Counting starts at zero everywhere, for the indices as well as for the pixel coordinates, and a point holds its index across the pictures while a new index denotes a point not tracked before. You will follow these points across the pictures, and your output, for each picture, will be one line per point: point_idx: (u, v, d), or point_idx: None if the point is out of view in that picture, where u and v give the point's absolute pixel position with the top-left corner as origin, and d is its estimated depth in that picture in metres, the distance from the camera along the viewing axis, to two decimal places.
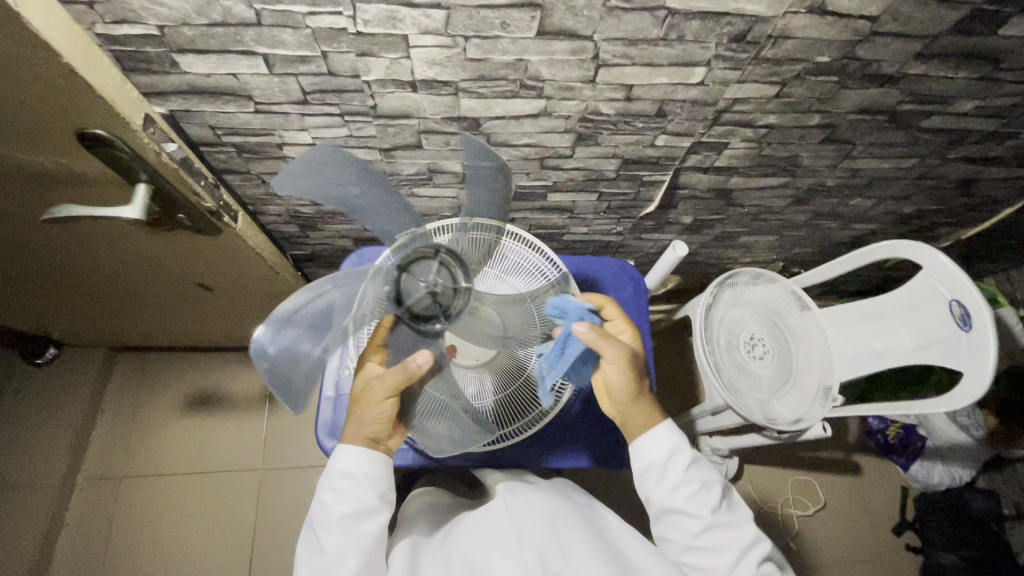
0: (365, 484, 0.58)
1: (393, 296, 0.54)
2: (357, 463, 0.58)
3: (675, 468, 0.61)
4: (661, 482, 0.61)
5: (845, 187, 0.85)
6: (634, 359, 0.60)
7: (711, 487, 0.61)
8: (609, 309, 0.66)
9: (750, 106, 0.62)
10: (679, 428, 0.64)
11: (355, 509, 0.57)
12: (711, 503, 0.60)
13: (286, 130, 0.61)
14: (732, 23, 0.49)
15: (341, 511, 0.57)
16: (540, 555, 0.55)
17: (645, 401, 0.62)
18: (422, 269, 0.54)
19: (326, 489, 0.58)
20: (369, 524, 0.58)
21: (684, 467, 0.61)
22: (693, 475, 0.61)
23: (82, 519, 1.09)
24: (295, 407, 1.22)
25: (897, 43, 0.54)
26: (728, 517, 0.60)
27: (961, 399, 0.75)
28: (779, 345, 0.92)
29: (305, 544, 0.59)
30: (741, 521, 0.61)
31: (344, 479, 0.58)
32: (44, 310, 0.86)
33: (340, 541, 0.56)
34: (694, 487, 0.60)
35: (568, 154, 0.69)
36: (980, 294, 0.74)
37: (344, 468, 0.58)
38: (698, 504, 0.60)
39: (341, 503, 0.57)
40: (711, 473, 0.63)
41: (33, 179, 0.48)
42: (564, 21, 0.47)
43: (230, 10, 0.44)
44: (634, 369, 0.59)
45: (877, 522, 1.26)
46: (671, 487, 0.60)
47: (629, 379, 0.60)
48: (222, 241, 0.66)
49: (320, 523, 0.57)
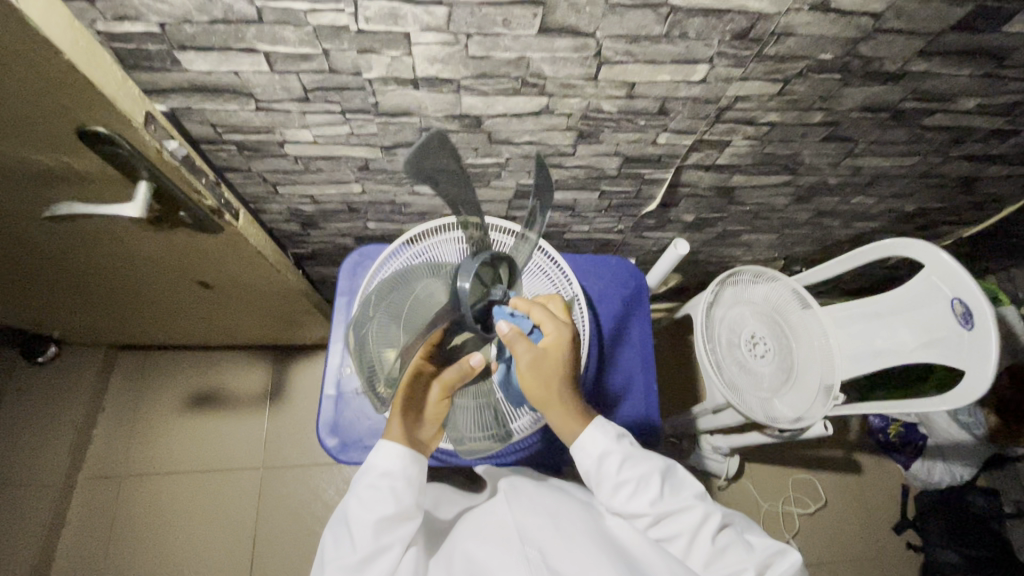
0: (405, 486, 0.59)
1: (459, 298, 0.51)
2: (401, 464, 0.58)
3: (607, 470, 0.59)
4: (601, 488, 0.60)
5: (847, 185, 0.85)
6: (535, 368, 0.55)
7: (648, 479, 0.59)
8: (534, 312, 0.57)
9: (751, 105, 0.62)
10: (606, 427, 0.60)
11: (394, 511, 0.57)
12: (650, 497, 0.58)
13: (288, 128, 0.61)
14: (734, 20, 0.49)
15: (381, 513, 0.56)
16: (543, 553, 0.57)
17: (556, 406, 0.58)
18: (489, 280, 0.54)
19: (366, 487, 0.58)
20: (404, 526, 0.58)
21: (616, 467, 0.59)
22: (627, 473, 0.59)
23: (85, 518, 1.09)
24: (297, 406, 1.22)
25: (900, 40, 0.54)
26: (673, 502, 0.58)
27: (962, 398, 0.75)
28: (779, 343, 0.93)
29: (333, 536, 0.58)
30: (689, 502, 0.58)
31: (385, 479, 0.58)
32: (46, 308, 0.86)
33: (375, 542, 0.56)
34: (631, 485, 0.58)
35: (570, 153, 0.69)
36: (981, 292, 0.74)
37: (387, 468, 0.58)
38: (639, 501, 0.58)
39: (380, 503, 0.57)
40: (648, 461, 0.60)
41: (35, 177, 0.48)
42: (565, 18, 0.47)
43: (231, 7, 0.44)
44: (535, 378, 0.55)
45: (879, 521, 1.26)
46: (609, 491, 0.59)
47: (538, 387, 0.56)
48: (224, 240, 0.66)
49: (355, 520, 0.56)
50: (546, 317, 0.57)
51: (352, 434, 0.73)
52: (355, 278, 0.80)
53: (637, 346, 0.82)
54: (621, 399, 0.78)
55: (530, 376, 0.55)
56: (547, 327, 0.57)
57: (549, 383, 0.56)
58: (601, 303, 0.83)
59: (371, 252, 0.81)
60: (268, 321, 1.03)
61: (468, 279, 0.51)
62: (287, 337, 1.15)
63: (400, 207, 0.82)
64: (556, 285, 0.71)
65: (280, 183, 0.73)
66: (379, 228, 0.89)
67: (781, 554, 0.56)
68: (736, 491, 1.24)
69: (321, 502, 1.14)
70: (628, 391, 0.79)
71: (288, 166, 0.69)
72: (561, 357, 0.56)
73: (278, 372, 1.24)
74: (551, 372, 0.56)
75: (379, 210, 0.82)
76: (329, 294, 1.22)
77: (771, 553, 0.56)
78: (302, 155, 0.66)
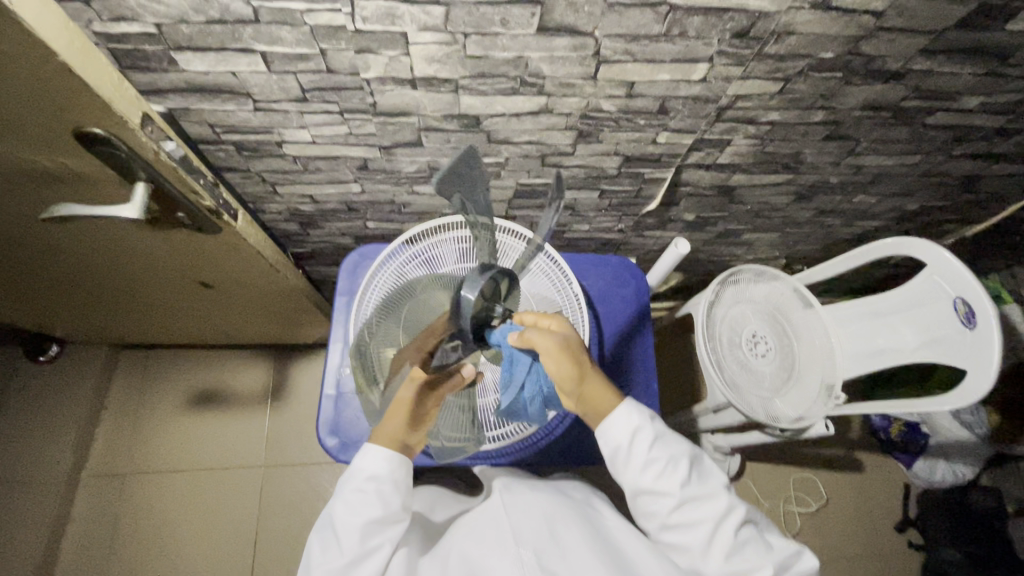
0: (392, 489, 0.59)
1: (462, 308, 0.50)
2: (388, 468, 0.59)
3: (638, 449, 0.58)
4: (629, 466, 0.59)
5: (849, 184, 0.85)
6: (561, 352, 0.55)
7: (678, 462, 0.58)
8: (526, 317, 0.57)
9: (751, 104, 0.61)
10: (638, 406, 0.60)
11: (381, 514, 0.57)
12: (679, 479, 0.57)
13: (286, 128, 0.61)
14: (734, 19, 0.48)
15: (368, 517, 0.56)
16: (538, 554, 0.55)
17: (590, 382, 0.58)
18: (494, 293, 0.53)
19: (352, 491, 0.58)
20: (391, 528, 0.58)
21: (648, 446, 0.58)
22: (658, 452, 0.58)
23: (86, 516, 1.10)
24: (297, 405, 1.22)
25: (902, 38, 0.53)
26: (699, 489, 0.58)
27: (968, 395, 0.74)
28: (780, 342, 0.92)
29: (319, 541, 0.57)
30: (714, 490, 0.58)
31: (372, 483, 0.58)
32: (46, 308, 0.86)
33: (362, 545, 0.56)
34: (661, 464, 0.58)
35: (569, 152, 0.68)
36: (984, 292, 0.73)
37: (373, 471, 0.58)
38: (667, 482, 0.57)
39: (368, 507, 0.57)
40: (678, 445, 0.60)
41: (31, 178, 0.48)
42: (564, 17, 0.46)
43: (227, 7, 0.44)
44: (569, 359, 0.56)
45: (880, 520, 1.26)
46: (637, 470, 0.58)
47: (573, 368, 0.56)
48: (223, 240, 0.66)
49: (341, 524, 0.56)
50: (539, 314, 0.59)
51: (352, 434, 0.73)
52: (354, 276, 0.80)
53: (637, 346, 0.81)
54: None
55: (561, 361, 0.55)
56: (546, 322, 0.58)
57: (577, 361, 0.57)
58: (601, 302, 0.83)
59: (371, 251, 0.81)
60: (268, 321, 1.03)
61: (473, 291, 0.50)
62: (287, 336, 1.15)
63: (400, 207, 0.81)
64: (557, 286, 0.71)
65: (279, 182, 0.73)
66: (378, 228, 0.89)
67: (794, 557, 0.58)
68: (736, 490, 1.24)
69: (322, 500, 1.15)
70: (628, 390, 0.79)
71: (287, 166, 0.69)
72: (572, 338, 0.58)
73: (278, 370, 1.24)
74: (575, 349, 0.57)
75: (378, 209, 0.82)
76: (330, 293, 1.22)
77: (788, 555, 0.57)
78: (301, 155, 0.66)
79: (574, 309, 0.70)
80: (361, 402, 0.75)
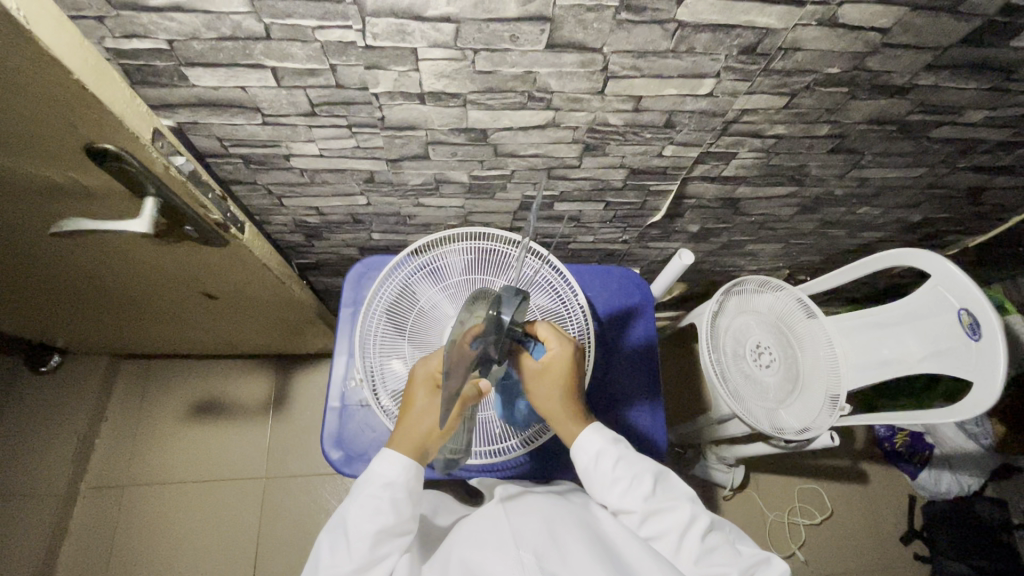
0: (406, 498, 0.59)
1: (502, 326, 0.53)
2: (404, 475, 0.59)
3: (603, 468, 0.61)
4: (596, 483, 0.62)
5: (853, 196, 0.85)
6: (541, 371, 0.61)
7: (643, 478, 0.61)
8: (539, 330, 0.61)
9: (759, 118, 0.62)
10: (603, 429, 0.63)
11: (394, 522, 0.57)
12: (643, 494, 0.60)
13: (293, 142, 0.61)
14: (742, 36, 0.49)
15: (381, 524, 0.56)
16: (538, 556, 0.55)
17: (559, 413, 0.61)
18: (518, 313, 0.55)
19: (366, 496, 0.57)
20: (401, 537, 0.58)
21: (612, 465, 0.61)
22: (622, 471, 0.61)
23: (83, 529, 1.08)
24: (299, 416, 1.21)
25: (908, 54, 0.53)
26: (663, 502, 0.61)
27: (976, 407, 0.73)
28: (784, 353, 0.92)
29: (328, 541, 0.57)
30: (678, 501, 0.61)
31: (387, 490, 0.58)
32: (50, 319, 0.86)
33: (373, 552, 0.56)
34: (625, 482, 0.61)
35: (575, 165, 0.69)
36: (989, 302, 0.73)
37: (389, 478, 0.58)
38: (631, 498, 0.61)
39: (381, 514, 0.56)
40: (642, 462, 0.63)
41: (41, 193, 0.48)
42: (574, 33, 0.47)
43: (240, 25, 0.44)
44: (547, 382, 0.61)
45: (888, 532, 1.24)
46: (604, 488, 0.61)
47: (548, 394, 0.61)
48: (229, 253, 0.66)
49: (355, 528, 0.56)
50: (551, 333, 0.61)
51: (354, 447, 0.73)
52: (359, 287, 0.80)
53: (641, 359, 0.81)
54: (625, 412, 0.78)
55: (536, 381, 0.61)
56: (552, 343, 0.61)
57: (555, 388, 0.61)
58: (606, 315, 0.82)
59: (376, 262, 0.81)
60: (273, 332, 1.03)
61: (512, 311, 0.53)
62: (291, 347, 1.14)
63: (405, 218, 0.82)
64: (561, 298, 0.70)
65: (285, 195, 0.73)
66: (383, 239, 0.89)
67: (766, 564, 0.59)
68: (740, 500, 1.24)
69: (324, 512, 1.14)
70: (631, 403, 0.78)
71: (294, 179, 0.69)
72: (569, 365, 0.60)
73: (281, 380, 1.24)
74: (561, 374, 0.60)
75: (383, 221, 0.82)
76: (332, 303, 1.22)
77: (756, 562, 0.59)
78: (308, 168, 0.66)
79: (578, 321, 0.70)
80: (364, 415, 0.75)
